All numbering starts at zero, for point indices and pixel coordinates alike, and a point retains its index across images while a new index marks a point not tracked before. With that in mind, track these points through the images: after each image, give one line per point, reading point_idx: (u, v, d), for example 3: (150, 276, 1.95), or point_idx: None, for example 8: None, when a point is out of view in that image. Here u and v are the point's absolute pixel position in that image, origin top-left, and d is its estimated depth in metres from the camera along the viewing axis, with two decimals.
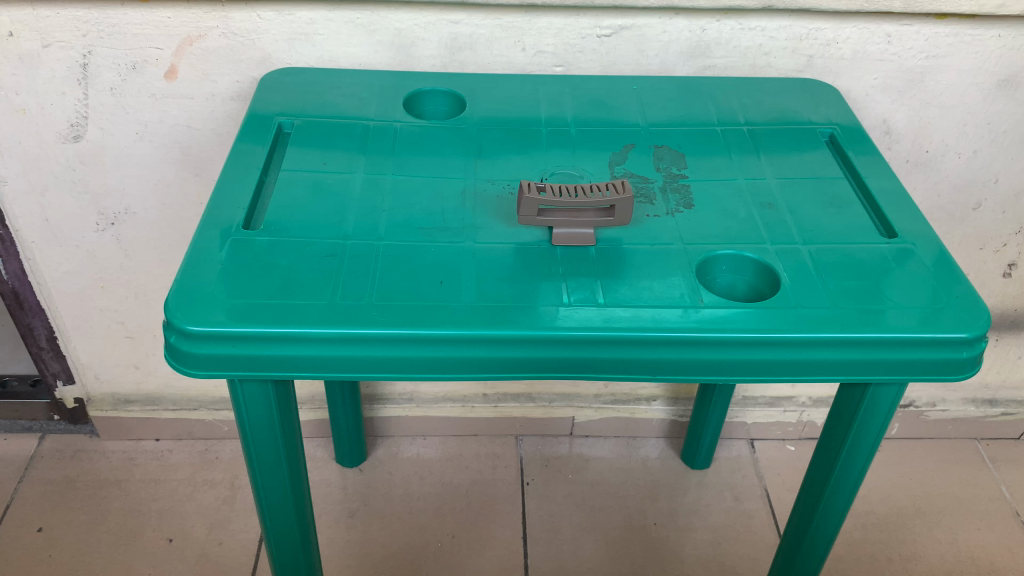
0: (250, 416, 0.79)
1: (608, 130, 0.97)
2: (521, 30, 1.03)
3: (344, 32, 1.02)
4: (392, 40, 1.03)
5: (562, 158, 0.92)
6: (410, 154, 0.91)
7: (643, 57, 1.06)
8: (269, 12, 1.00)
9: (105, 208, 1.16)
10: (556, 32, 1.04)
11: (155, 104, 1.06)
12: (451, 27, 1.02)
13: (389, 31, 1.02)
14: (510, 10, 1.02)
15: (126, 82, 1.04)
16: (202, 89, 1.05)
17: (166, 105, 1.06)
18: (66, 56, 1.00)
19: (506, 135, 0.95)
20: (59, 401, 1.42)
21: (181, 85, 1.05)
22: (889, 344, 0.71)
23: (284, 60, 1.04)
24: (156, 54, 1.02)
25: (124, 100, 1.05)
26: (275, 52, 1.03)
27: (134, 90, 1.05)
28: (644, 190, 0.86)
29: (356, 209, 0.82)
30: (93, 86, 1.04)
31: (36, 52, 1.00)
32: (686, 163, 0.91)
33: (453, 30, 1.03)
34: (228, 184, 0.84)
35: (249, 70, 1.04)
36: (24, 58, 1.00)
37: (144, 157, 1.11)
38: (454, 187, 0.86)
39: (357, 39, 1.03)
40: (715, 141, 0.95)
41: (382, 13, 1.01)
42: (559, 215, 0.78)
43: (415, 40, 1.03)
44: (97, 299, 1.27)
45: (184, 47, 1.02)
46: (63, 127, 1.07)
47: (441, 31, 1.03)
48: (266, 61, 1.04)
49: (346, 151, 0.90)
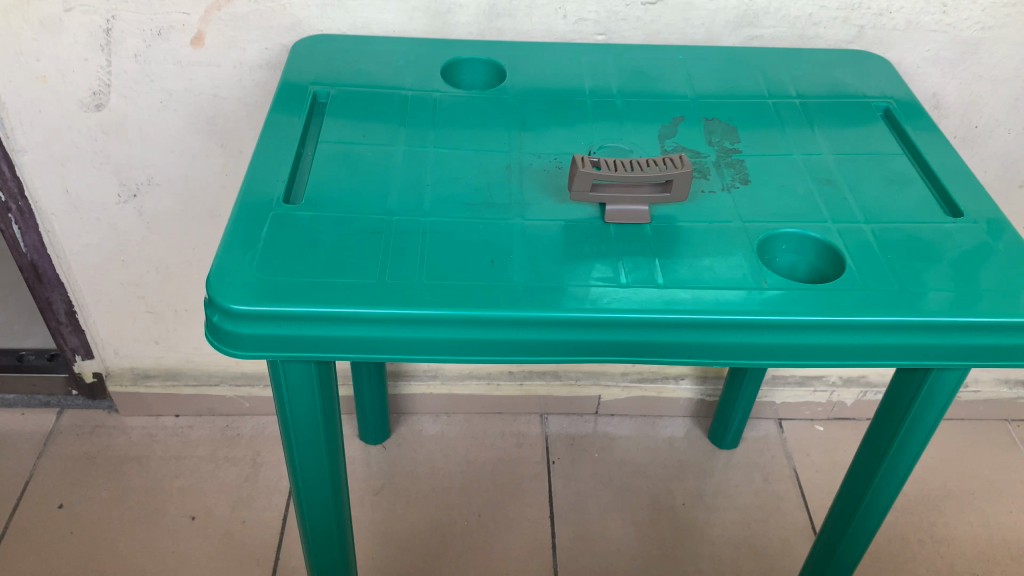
0: (290, 397, 0.77)
1: (655, 102, 0.93)
2: None
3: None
4: (428, 6, 0.99)
5: (610, 131, 0.88)
6: (452, 127, 0.88)
7: (688, 26, 1.02)
8: None
9: (128, 180, 1.12)
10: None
11: (181, 72, 1.02)
12: None
13: None
14: None
15: (151, 49, 1.00)
16: (230, 57, 1.02)
17: (192, 73, 1.03)
18: (89, 21, 0.97)
19: (550, 107, 0.92)
20: (78, 376, 1.39)
21: (208, 52, 1.01)
22: (962, 329, 0.68)
23: (315, 26, 1.00)
24: (182, 19, 0.98)
25: (150, 68, 1.02)
26: (308, 19, 1.00)
27: (159, 58, 1.01)
28: (697, 165, 0.83)
29: (399, 185, 0.79)
30: (117, 52, 1.00)
31: (58, 16, 0.96)
32: (739, 138, 0.87)
33: None
34: (265, 156, 0.80)
35: (279, 37, 1.01)
36: (45, 23, 0.96)
37: (168, 127, 1.07)
38: (499, 162, 0.83)
39: (392, 5, 0.99)
40: (767, 114, 0.91)
41: None
42: (615, 191, 0.74)
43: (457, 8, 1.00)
44: (118, 274, 1.24)
45: (212, 13, 0.98)
46: (85, 96, 1.03)
47: None
48: (297, 27, 1.00)
49: (385, 124, 0.87)
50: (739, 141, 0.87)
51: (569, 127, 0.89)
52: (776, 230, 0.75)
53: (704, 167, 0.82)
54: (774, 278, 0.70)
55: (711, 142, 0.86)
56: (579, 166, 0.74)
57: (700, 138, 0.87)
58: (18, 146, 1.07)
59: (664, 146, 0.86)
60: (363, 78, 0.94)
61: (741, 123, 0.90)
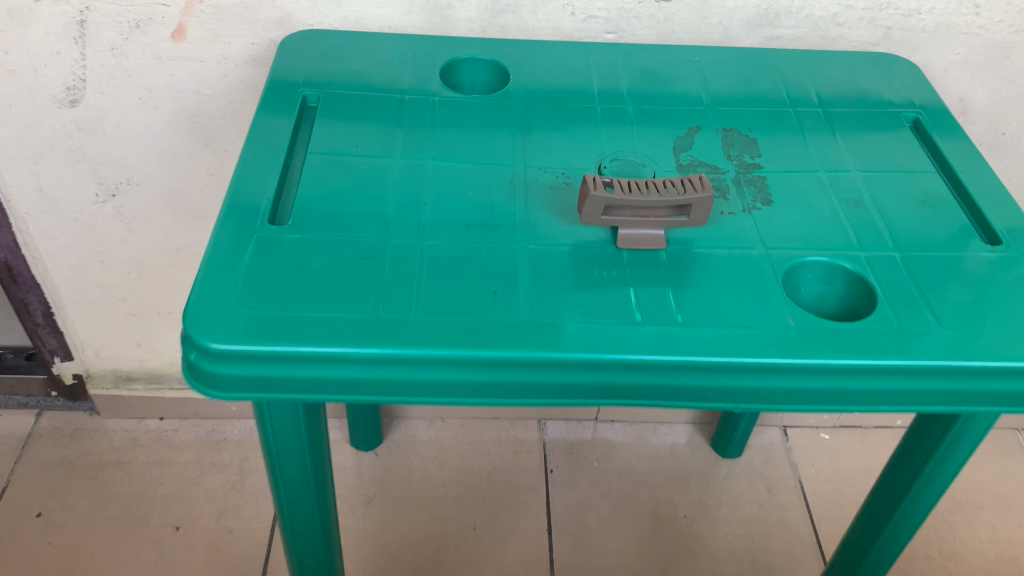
0: (276, 440, 0.73)
1: (669, 109, 0.87)
2: None
3: None
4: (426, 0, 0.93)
5: (621, 142, 0.82)
6: (451, 136, 0.81)
7: (704, 25, 0.96)
8: None
9: (106, 179, 1.06)
10: None
11: (161, 67, 0.96)
12: None
13: None
14: None
15: (128, 43, 0.93)
16: (214, 51, 0.95)
17: (173, 68, 0.96)
18: (61, 12, 0.90)
19: (556, 114, 0.85)
20: (57, 378, 1.34)
21: (189, 48, 0.94)
22: (1006, 374, 0.62)
23: (305, 21, 0.94)
24: (162, 11, 0.91)
25: (126, 63, 0.95)
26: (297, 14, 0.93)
27: (137, 53, 0.94)
28: (716, 181, 0.77)
29: (395, 203, 0.73)
30: (91, 46, 0.93)
31: (27, 7, 0.89)
32: (760, 151, 0.81)
33: None
34: (249, 168, 0.74)
35: (266, 31, 0.94)
36: (13, 14, 0.89)
37: (148, 124, 1.01)
38: (502, 177, 0.77)
39: None
40: (789, 124, 0.85)
41: None
42: (629, 215, 0.69)
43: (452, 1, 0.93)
44: (97, 275, 1.18)
45: (194, 5, 0.91)
46: (58, 91, 0.96)
47: None
48: (285, 21, 0.93)
49: (379, 132, 0.81)
50: (759, 156, 0.80)
51: (578, 136, 0.83)
52: (802, 258, 0.69)
53: (723, 185, 0.76)
54: (801, 313, 0.64)
55: (729, 156, 0.80)
56: (590, 187, 0.68)
57: (718, 151, 0.81)
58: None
59: (678, 160, 0.80)
60: (356, 79, 0.87)
61: (762, 134, 0.84)
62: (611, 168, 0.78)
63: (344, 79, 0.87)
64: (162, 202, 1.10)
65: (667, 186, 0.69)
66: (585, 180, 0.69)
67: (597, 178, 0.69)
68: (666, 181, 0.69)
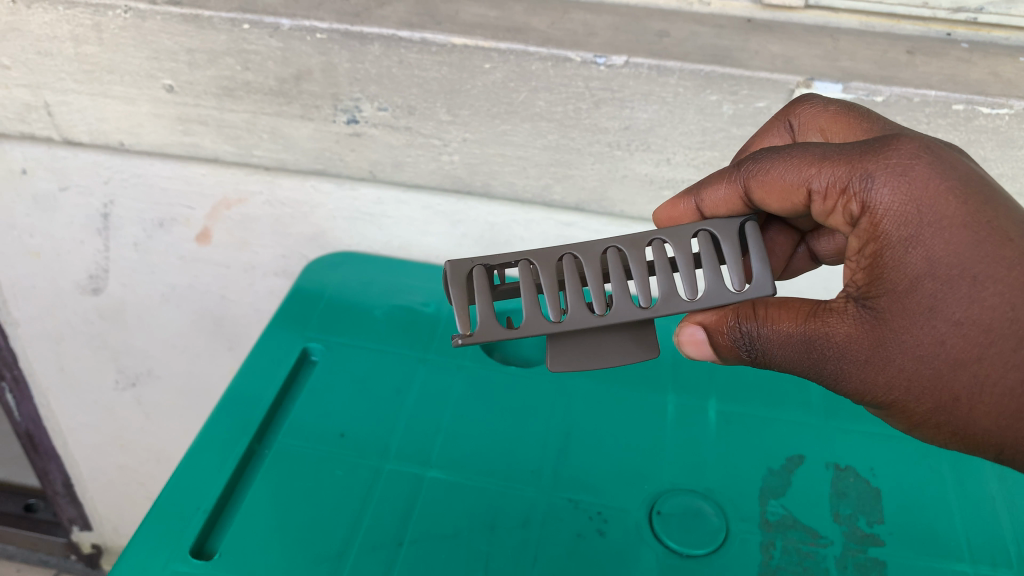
0: None
1: (766, 439, 0.52)
2: (636, 153, 0.54)
3: (388, 160, 0.59)
4: (482, 233, 0.63)
5: (691, 523, 0.47)
6: (459, 436, 0.52)
7: (963, 58, 0.49)
8: (242, 107, 0.56)
9: (123, 367, 0.81)
10: (694, 158, 0.53)
11: (144, 258, 0.70)
12: (529, 180, 0.58)
13: (478, 223, 0.62)
14: (621, 134, 0.53)
15: (121, 397, 0.85)
16: (241, 260, 0.69)
17: (154, 263, 0.70)
18: (87, 203, 0.65)
19: (610, 387, 0.55)
20: (81, 511, 1.04)
21: (129, 289, 0.73)
22: None
23: (343, 240, 0.67)
24: (186, 213, 0.66)
25: (119, 407, 0.86)
26: (263, 191, 0.63)
27: (79, 319, 0.76)
28: (812, 562, 0.45)
29: (362, 536, 0.46)
30: (116, 238, 0.68)
31: (52, 195, 0.65)
32: (881, 538, 0.46)
33: (540, 141, 0.54)
34: (191, 449, 0.50)
35: (299, 246, 0.68)
36: (37, 200, 0.66)
37: (172, 325, 0.76)
38: (537, 508, 0.47)
39: (410, 194, 0.61)
40: (966, 491, 0.49)
41: (428, 135, 0.56)
42: (576, 340, 0.38)
43: (583, 21, 0.51)
44: (111, 457, 0.93)
45: (220, 210, 0.65)
46: (81, 279, 0.72)
47: (515, 181, 0.58)
48: (320, 237, 0.66)
49: (368, 411, 0.53)
50: (881, 567, 0.45)
51: (620, 449, 0.51)
52: None
53: (786, 414, 0.54)
54: None
55: (822, 542, 0.46)
56: (461, 308, 0.35)
57: (818, 510, 0.48)
58: (67, 516, 1.05)
59: (763, 516, 0.47)
60: (402, 274, 0.65)
61: (893, 488, 0.49)
62: (669, 515, 0.47)
63: (351, 316, 0.61)
64: (147, 502, 0.98)
65: (661, 260, 0.37)
66: (452, 272, 0.36)
67: (477, 270, 0.36)
68: (657, 242, 0.37)
